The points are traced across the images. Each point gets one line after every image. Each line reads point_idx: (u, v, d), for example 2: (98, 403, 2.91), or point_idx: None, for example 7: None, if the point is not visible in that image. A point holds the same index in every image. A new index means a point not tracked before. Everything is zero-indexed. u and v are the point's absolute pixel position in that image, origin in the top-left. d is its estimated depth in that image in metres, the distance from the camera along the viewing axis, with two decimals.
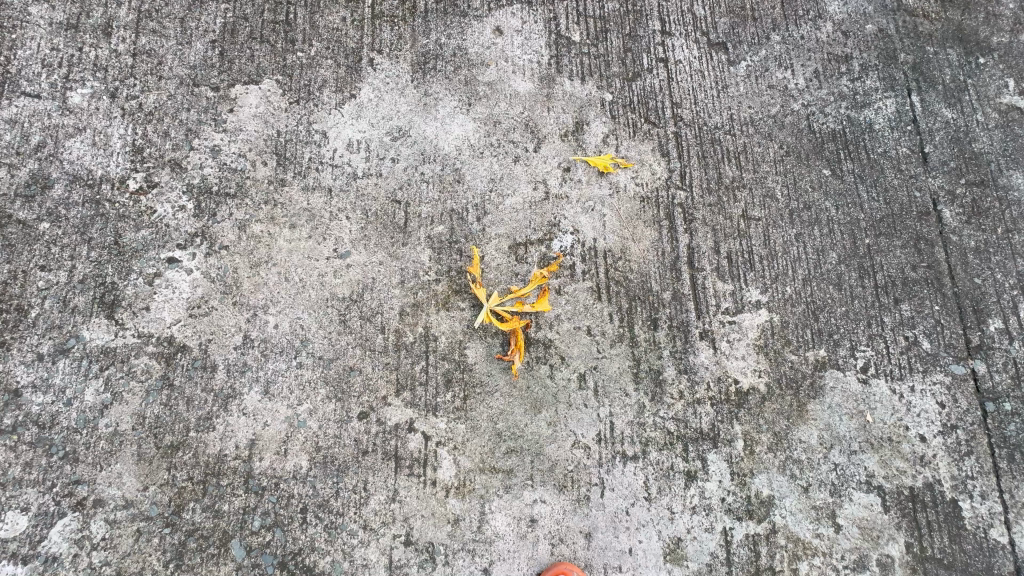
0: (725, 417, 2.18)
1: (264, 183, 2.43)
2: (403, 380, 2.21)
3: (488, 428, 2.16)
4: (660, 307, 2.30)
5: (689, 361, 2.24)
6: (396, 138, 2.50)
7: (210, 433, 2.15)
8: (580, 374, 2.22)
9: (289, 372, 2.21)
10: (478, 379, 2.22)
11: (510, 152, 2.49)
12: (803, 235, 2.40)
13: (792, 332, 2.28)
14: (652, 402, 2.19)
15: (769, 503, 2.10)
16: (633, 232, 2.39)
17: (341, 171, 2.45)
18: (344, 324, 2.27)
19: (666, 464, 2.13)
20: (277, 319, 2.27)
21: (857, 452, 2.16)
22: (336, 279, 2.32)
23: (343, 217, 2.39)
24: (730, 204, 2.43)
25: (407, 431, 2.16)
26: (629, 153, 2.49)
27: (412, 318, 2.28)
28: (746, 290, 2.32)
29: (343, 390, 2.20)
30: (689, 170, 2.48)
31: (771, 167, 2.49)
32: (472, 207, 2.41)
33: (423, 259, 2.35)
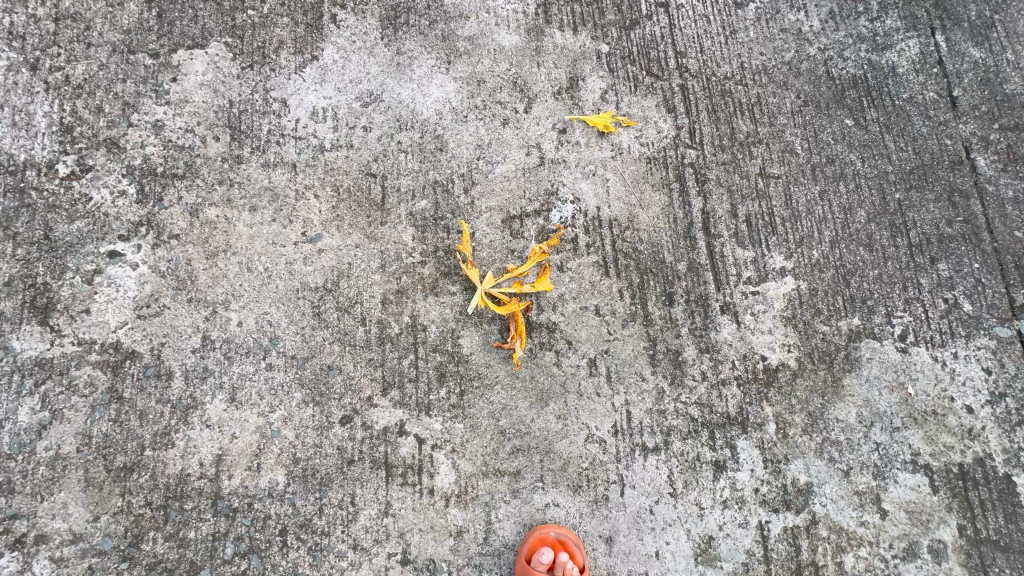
0: (754, 399, 1.95)
1: (218, 160, 2.12)
2: (390, 377, 1.94)
3: (490, 426, 1.91)
4: (675, 280, 2.05)
5: (710, 338, 2.00)
6: (367, 103, 2.20)
7: (169, 450, 1.86)
8: (591, 360, 1.97)
9: (257, 376, 1.93)
10: (475, 371, 1.95)
11: (498, 113, 2.20)
12: (828, 192, 2.17)
13: (822, 300, 2.05)
14: (673, 386, 1.95)
15: (807, 491, 1.89)
16: (641, 197, 2.13)
17: (306, 143, 2.14)
18: (319, 317, 1.99)
19: (691, 455, 1.90)
20: (240, 315, 1.98)
21: (899, 429, 1.95)
22: (306, 267, 2.03)
23: (311, 196, 2.10)
24: (745, 162, 2.18)
25: (398, 435, 1.89)
26: (631, 110, 2.22)
27: (396, 306, 2.00)
28: (769, 256, 2.08)
29: (322, 392, 1.92)
30: (698, 126, 2.22)
31: (789, 119, 2.24)
32: (458, 178, 2.13)
33: (405, 239, 2.07)
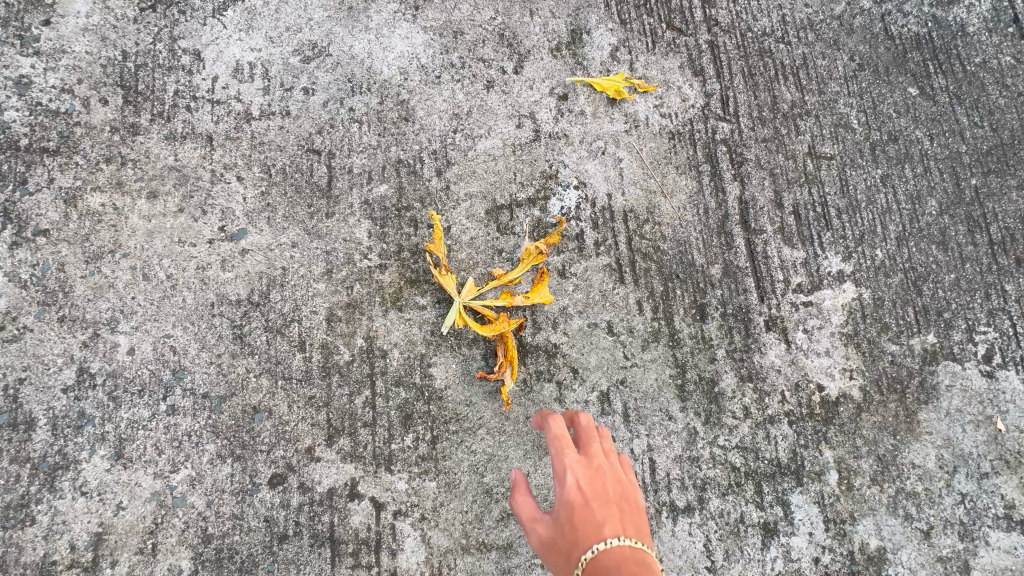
0: (810, 440, 1.53)
1: (105, 131, 1.58)
2: (338, 421, 1.46)
3: (473, 484, 1.44)
4: (707, 288, 1.61)
5: (753, 363, 1.56)
6: (309, 58, 1.68)
7: (26, 530, 1.34)
8: (602, 394, 1.51)
9: (155, 423, 1.42)
10: (452, 411, 1.48)
11: (479, 74, 1.71)
12: (892, 177, 1.74)
13: (889, 313, 1.63)
14: (708, 426, 1.51)
15: (879, 559, 1.47)
16: (663, 182, 1.68)
17: (226, 109, 1.62)
18: (241, 341, 1.48)
19: (734, 517, 1.47)
20: (132, 340, 1.46)
21: (988, 476, 1.55)
22: (225, 273, 1.52)
23: (233, 178, 1.58)
24: (791, 139, 1.74)
25: (348, 499, 1.41)
26: (648, 72, 1.75)
27: (346, 326, 1.51)
28: (824, 258, 1.65)
29: (243, 443, 1.43)
30: (732, 93, 1.76)
31: (842, 86, 1.81)
32: (429, 155, 1.64)
33: (359, 236, 1.57)
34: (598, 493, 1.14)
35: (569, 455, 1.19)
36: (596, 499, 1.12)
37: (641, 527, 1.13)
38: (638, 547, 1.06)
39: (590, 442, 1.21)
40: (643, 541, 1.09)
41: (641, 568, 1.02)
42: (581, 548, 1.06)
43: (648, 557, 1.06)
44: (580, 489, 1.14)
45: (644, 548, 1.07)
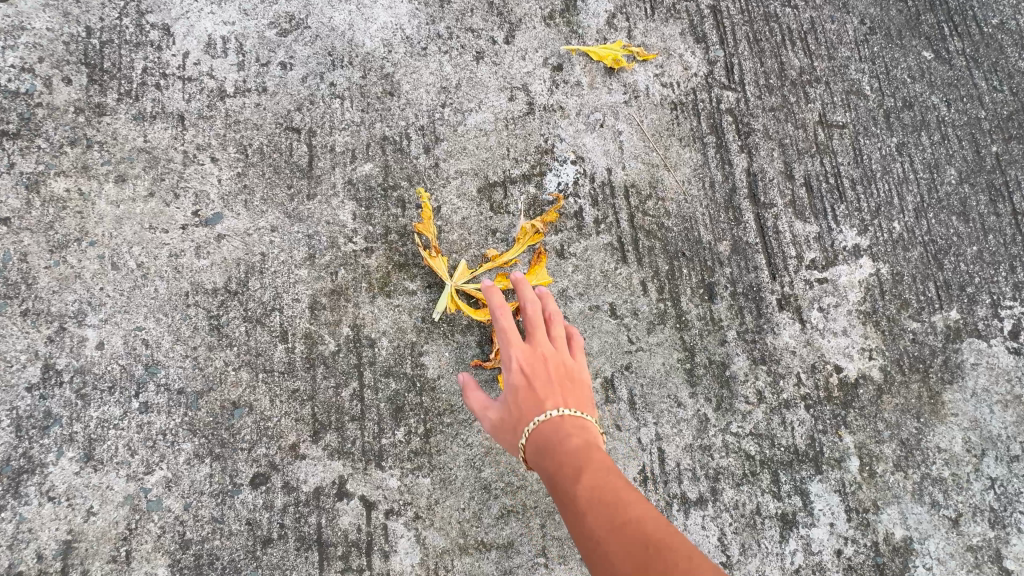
0: (829, 425, 1.43)
1: (69, 112, 1.48)
2: (324, 415, 1.36)
3: (470, 479, 1.35)
4: (715, 266, 1.51)
5: (766, 344, 1.47)
6: (286, 31, 1.57)
7: None
8: (606, 380, 1.41)
9: (128, 422, 1.33)
10: (446, 402, 1.38)
11: (468, 44, 1.60)
12: (908, 145, 1.64)
13: (909, 289, 1.53)
14: (719, 412, 1.42)
15: (904, 549, 1.38)
16: (666, 155, 1.58)
17: (199, 86, 1.52)
18: (218, 332, 1.39)
19: (749, 508, 1.37)
20: (101, 333, 1.36)
21: (1018, 459, 1.45)
22: (200, 260, 1.42)
23: (207, 160, 1.48)
24: (800, 108, 1.64)
25: (337, 498, 1.32)
26: (647, 39, 1.65)
27: (331, 314, 1.42)
28: (838, 232, 1.55)
29: (222, 441, 1.33)
30: (737, 60, 1.66)
31: (853, 51, 1.70)
32: (416, 131, 1.54)
33: (342, 219, 1.47)
34: (542, 373, 1.16)
35: (515, 343, 1.21)
36: (540, 378, 1.16)
37: (585, 398, 1.17)
38: (579, 415, 1.11)
39: (536, 330, 1.22)
40: (586, 410, 1.15)
41: (579, 433, 1.08)
42: (524, 422, 1.12)
43: (588, 421, 1.12)
44: (525, 371, 1.17)
45: (585, 415, 1.12)
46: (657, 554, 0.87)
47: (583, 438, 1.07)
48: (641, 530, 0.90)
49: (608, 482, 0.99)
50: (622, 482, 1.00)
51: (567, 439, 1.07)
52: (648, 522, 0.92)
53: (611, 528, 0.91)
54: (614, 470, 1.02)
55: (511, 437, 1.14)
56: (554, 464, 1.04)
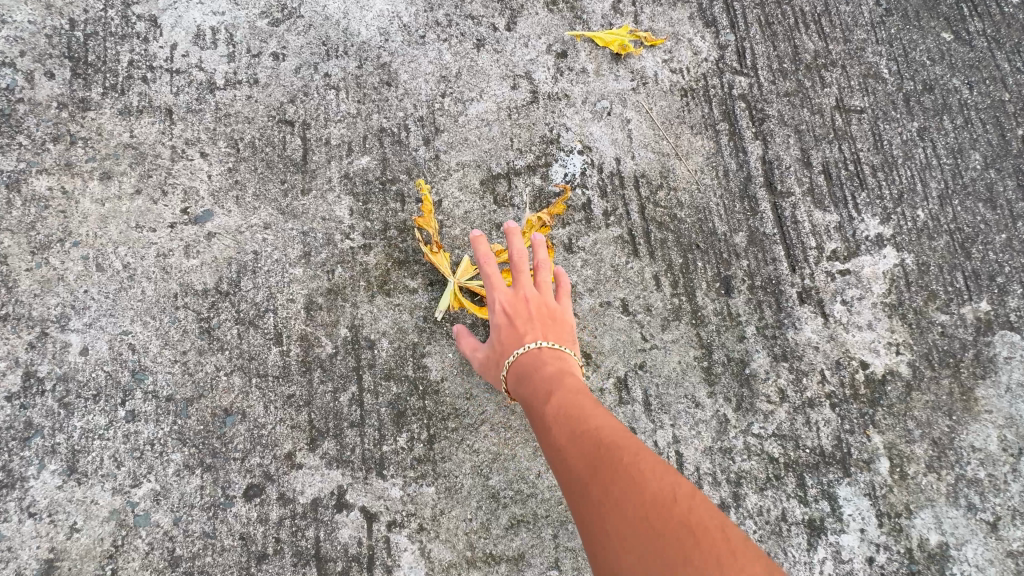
0: (856, 425, 1.35)
1: (51, 107, 1.41)
2: (321, 421, 1.28)
3: (477, 488, 1.27)
4: (732, 258, 1.43)
5: (788, 340, 1.39)
6: (278, 20, 1.51)
7: None
8: (619, 380, 1.34)
9: (113, 432, 1.25)
10: (450, 406, 1.31)
11: (468, 32, 1.54)
12: (930, 130, 1.57)
13: (936, 279, 1.46)
14: (740, 413, 1.34)
15: (941, 556, 1.29)
16: (677, 143, 1.50)
17: (187, 79, 1.45)
18: (209, 335, 1.31)
19: (774, 515, 1.29)
20: (85, 338, 1.29)
21: None
22: (189, 260, 1.35)
23: (196, 155, 1.41)
24: (816, 92, 1.57)
25: (336, 510, 1.24)
26: (654, 24, 1.58)
27: (328, 314, 1.34)
28: (860, 221, 1.48)
29: (214, 451, 1.26)
30: (749, 44, 1.59)
31: (869, 33, 1.64)
32: (415, 123, 1.47)
33: (339, 214, 1.40)
34: (523, 313, 1.22)
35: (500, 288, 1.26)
36: (520, 316, 1.21)
37: (565, 335, 1.22)
38: (556, 348, 1.16)
39: (521, 275, 1.25)
40: (565, 345, 1.19)
41: (555, 362, 1.12)
42: (505, 354, 1.18)
43: (566, 354, 1.17)
44: (507, 311, 1.22)
45: (562, 348, 1.16)
46: (608, 452, 0.89)
47: (558, 366, 1.12)
48: (598, 432, 0.93)
49: (576, 398, 1.02)
50: (591, 400, 1.03)
51: (543, 366, 1.12)
52: (608, 428, 0.94)
53: (571, 436, 0.94)
54: (585, 391, 1.06)
55: (494, 370, 1.21)
56: (528, 388, 1.09)
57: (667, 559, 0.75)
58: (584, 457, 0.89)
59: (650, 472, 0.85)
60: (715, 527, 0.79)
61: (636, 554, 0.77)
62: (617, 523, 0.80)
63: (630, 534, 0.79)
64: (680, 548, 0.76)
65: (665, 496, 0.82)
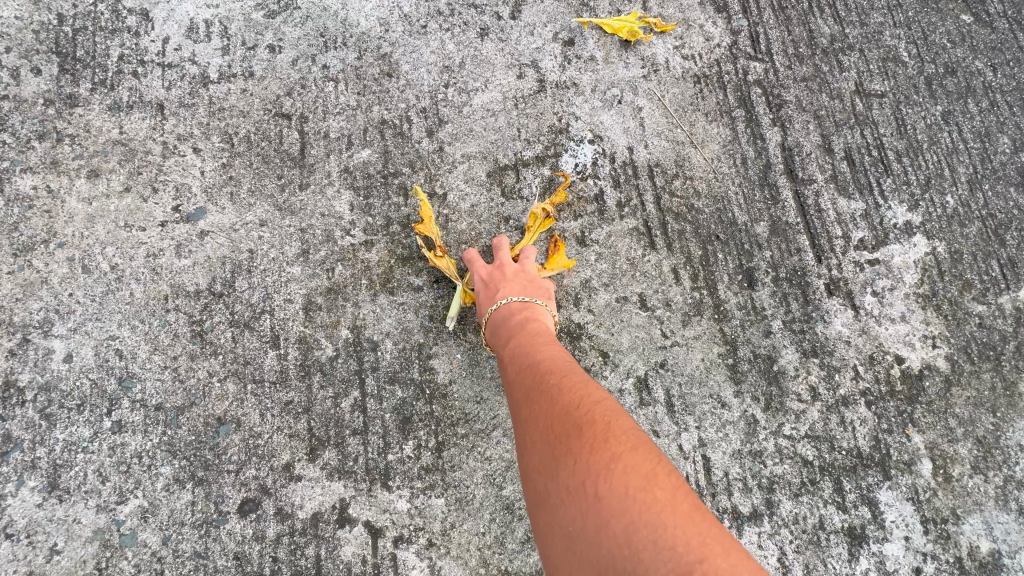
0: (894, 424, 1.26)
1: (38, 104, 1.35)
2: (322, 430, 1.20)
3: (489, 499, 1.18)
4: (754, 249, 1.36)
5: (817, 334, 1.31)
6: (275, 12, 1.45)
7: None
8: (640, 380, 1.25)
9: (98, 445, 1.16)
10: (460, 410, 1.22)
11: (472, 21, 1.48)
12: (955, 114, 1.51)
13: (971, 268, 1.38)
14: (769, 413, 1.25)
15: (993, 565, 1.19)
16: (691, 131, 1.44)
17: (180, 73, 1.39)
18: (202, 339, 1.23)
19: (811, 523, 1.19)
20: (70, 344, 1.21)
21: None
22: (180, 260, 1.27)
23: (189, 151, 1.34)
24: (834, 77, 1.51)
25: (337, 526, 1.15)
26: (664, 10, 1.53)
27: (327, 315, 1.26)
28: (887, 208, 1.40)
29: (207, 463, 1.17)
30: (762, 30, 1.54)
31: (886, 17, 1.58)
32: (418, 114, 1.41)
33: (339, 210, 1.33)
34: (498, 275, 1.21)
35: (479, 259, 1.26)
36: (494, 278, 1.21)
37: (541, 289, 1.21)
38: (526, 301, 1.17)
39: (502, 252, 1.26)
40: (538, 298, 1.19)
41: (522, 315, 1.14)
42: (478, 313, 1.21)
43: (537, 306, 1.17)
44: (486, 283, 1.22)
45: (532, 301, 1.16)
46: (535, 380, 0.97)
47: (524, 316, 1.14)
48: (534, 365, 1.00)
49: (529, 341, 1.07)
50: (548, 342, 1.07)
51: (508, 318, 1.14)
52: (545, 362, 1.00)
53: (517, 370, 1.03)
54: (546, 337, 1.10)
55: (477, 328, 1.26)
56: (497, 340, 1.14)
57: (551, 459, 0.82)
58: (520, 388, 0.99)
59: (565, 391, 0.91)
60: (606, 428, 0.82)
61: (535, 459, 0.86)
62: (528, 435, 0.90)
63: (534, 444, 0.88)
64: (563, 449, 0.82)
65: (566, 407, 0.87)
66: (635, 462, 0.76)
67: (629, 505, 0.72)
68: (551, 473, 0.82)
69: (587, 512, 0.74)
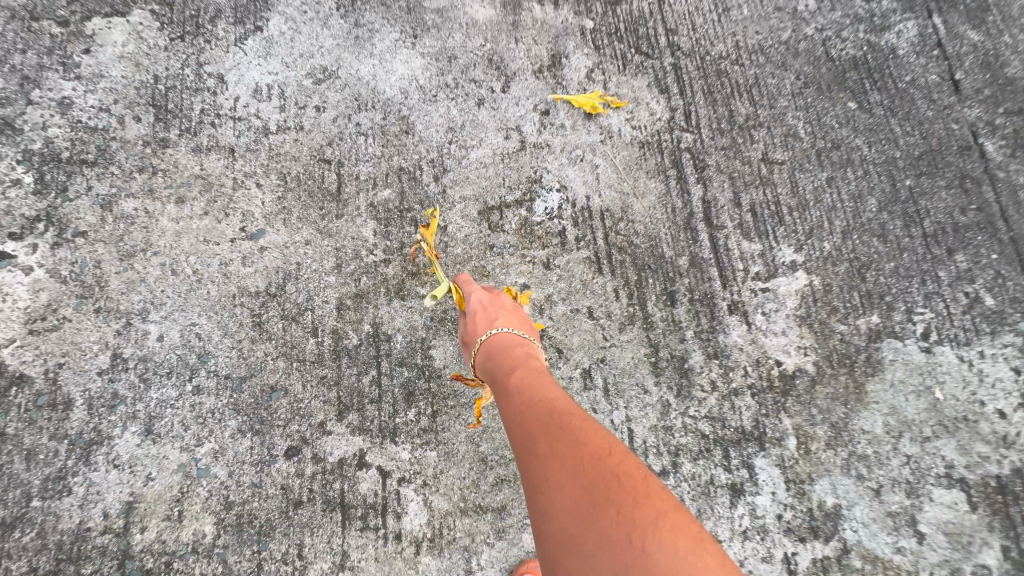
0: (770, 410, 1.71)
1: (138, 145, 1.78)
2: (347, 398, 1.62)
3: (469, 453, 1.60)
4: (676, 277, 1.81)
5: (719, 342, 1.76)
6: (320, 80, 1.90)
7: (63, 500, 1.48)
8: (585, 371, 1.69)
9: (182, 402, 1.58)
10: (450, 388, 1.65)
11: (472, 92, 1.94)
12: (836, 179, 1.98)
13: (837, 297, 1.84)
14: (679, 399, 1.69)
15: (835, 514, 1.64)
16: (635, 185, 1.90)
17: (246, 125, 1.83)
18: (260, 327, 1.65)
19: (704, 479, 1.63)
20: (162, 327, 1.63)
21: (930, 439, 1.73)
22: (245, 268, 1.70)
23: (252, 185, 1.77)
24: (746, 147, 1.98)
25: (356, 468, 1.57)
26: (620, 90, 1.99)
27: (354, 314, 1.69)
28: (778, 250, 1.87)
29: (262, 419, 1.58)
30: (694, 108, 2.01)
31: (790, 102, 2.06)
32: (427, 163, 1.85)
33: (365, 235, 1.76)
34: (499, 305, 1.60)
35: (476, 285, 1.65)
36: (497, 306, 1.60)
37: (528, 327, 1.62)
38: (524, 336, 1.56)
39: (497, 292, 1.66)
40: (529, 334, 1.59)
41: (524, 353, 1.50)
42: (479, 332, 1.54)
43: (530, 341, 1.56)
44: (484, 305, 1.59)
45: (527, 336, 1.56)
46: (563, 427, 1.20)
47: (526, 352, 1.51)
48: (560, 415, 1.24)
49: (538, 383, 1.36)
50: (551, 385, 1.38)
51: (513, 347, 1.51)
52: (568, 413, 1.25)
53: (544, 418, 1.24)
54: (545, 376, 1.43)
55: (468, 343, 1.57)
56: (509, 374, 1.41)
57: (598, 506, 1.02)
58: (548, 433, 1.19)
59: (599, 447, 1.14)
60: (638, 481, 1.07)
61: (574, 501, 1.05)
62: (565, 479, 1.09)
63: (572, 489, 1.07)
64: (609, 499, 1.03)
65: (597, 456, 1.11)
66: (674, 522, 1.00)
67: (673, 558, 0.94)
68: (590, 512, 1.02)
69: (635, 558, 0.94)
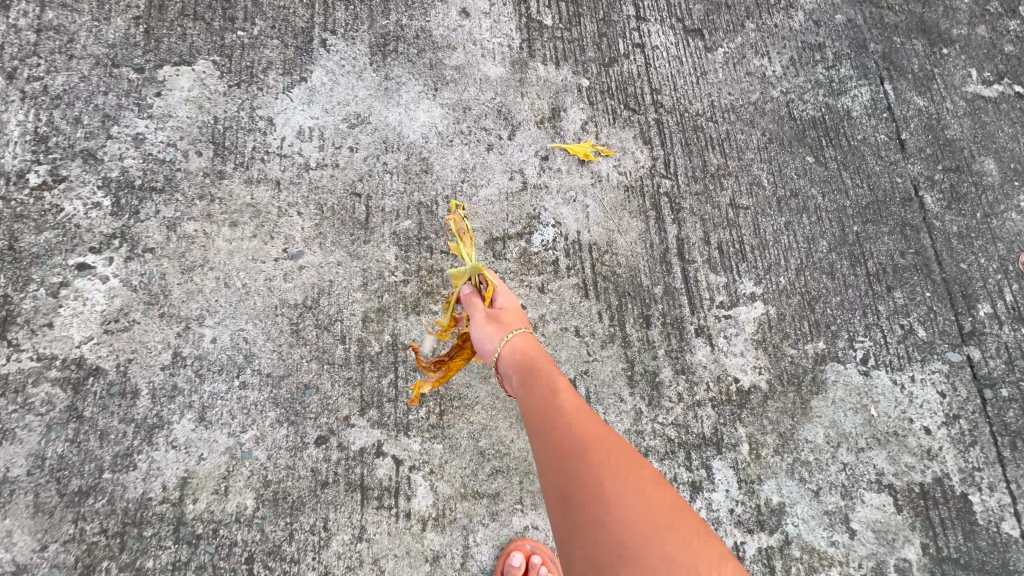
0: (728, 419, 2.01)
1: (199, 175, 2.10)
2: (369, 397, 1.91)
3: (470, 447, 1.90)
4: (652, 303, 2.12)
5: (686, 360, 2.06)
6: (354, 125, 2.23)
7: (130, 473, 1.77)
8: (570, 380, 1.99)
9: (230, 395, 1.87)
10: (456, 391, 1.95)
11: (482, 139, 2.27)
12: (793, 223, 2.30)
13: (789, 325, 2.15)
14: (650, 407, 1.99)
15: (779, 510, 1.93)
16: (619, 223, 2.22)
17: (291, 161, 2.15)
18: (297, 334, 1.96)
19: (669, 476, 1.93)
20: (215, 331, 1.93)
21: (864, 450, 2.03)
22: (286, 283, 2.01)
23: (294, 213, 2.09)
24: (716, 193, 2.30)
25: (375, 456, 1.86)
26: (609, 140, 2.33)
27: (376, 325, 1.99)
28: (740, 282, 2.18)
29: (296, 412, 1.88)
30: (672, 158, 2.34)
31: (756, 155, 2.39)
32: (443, 199, 2.17)
33: (388, 259, 2.08)
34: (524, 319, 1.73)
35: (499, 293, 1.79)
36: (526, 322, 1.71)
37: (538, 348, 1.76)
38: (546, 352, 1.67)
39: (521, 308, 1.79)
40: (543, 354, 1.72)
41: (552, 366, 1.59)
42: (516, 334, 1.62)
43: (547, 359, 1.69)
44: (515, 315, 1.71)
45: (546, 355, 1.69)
46: (613, 444, 1.26)
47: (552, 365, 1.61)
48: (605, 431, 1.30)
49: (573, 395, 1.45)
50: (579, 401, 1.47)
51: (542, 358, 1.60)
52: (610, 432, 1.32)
53: (591, 428, 1.30)
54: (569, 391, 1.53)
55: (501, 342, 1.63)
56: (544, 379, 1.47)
57: (658, 528, 1.08)
58: (600, 446, 1.24)
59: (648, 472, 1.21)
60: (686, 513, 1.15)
61: (634, 519, 1.10)
62: (625, 496, 1.13)
63: (633, 506, 1.12)
64: (668, 524, 1.10)
65: (652, 482, 1.18)
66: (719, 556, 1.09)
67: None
68: (649, 532, 1.07)
69: None
